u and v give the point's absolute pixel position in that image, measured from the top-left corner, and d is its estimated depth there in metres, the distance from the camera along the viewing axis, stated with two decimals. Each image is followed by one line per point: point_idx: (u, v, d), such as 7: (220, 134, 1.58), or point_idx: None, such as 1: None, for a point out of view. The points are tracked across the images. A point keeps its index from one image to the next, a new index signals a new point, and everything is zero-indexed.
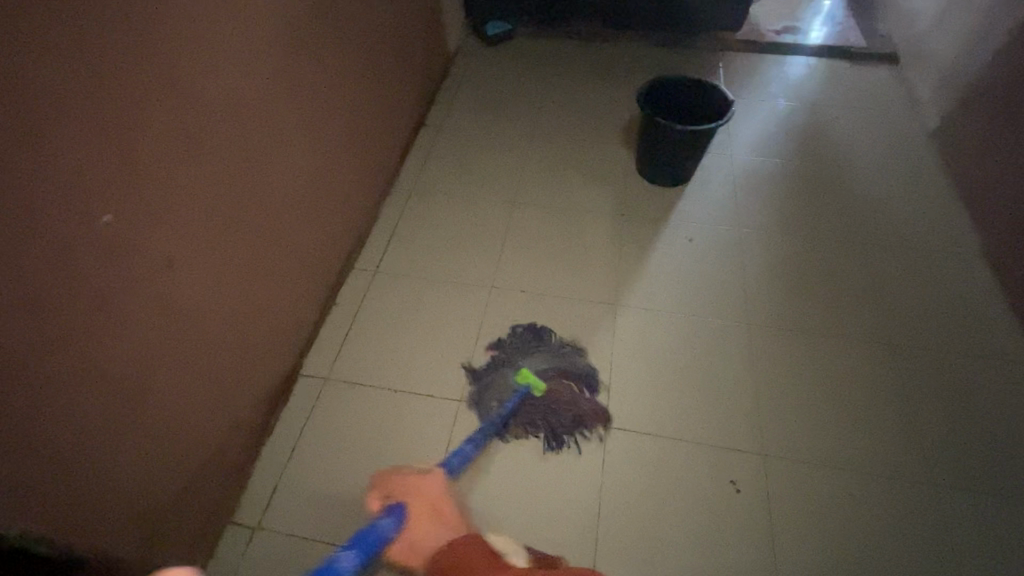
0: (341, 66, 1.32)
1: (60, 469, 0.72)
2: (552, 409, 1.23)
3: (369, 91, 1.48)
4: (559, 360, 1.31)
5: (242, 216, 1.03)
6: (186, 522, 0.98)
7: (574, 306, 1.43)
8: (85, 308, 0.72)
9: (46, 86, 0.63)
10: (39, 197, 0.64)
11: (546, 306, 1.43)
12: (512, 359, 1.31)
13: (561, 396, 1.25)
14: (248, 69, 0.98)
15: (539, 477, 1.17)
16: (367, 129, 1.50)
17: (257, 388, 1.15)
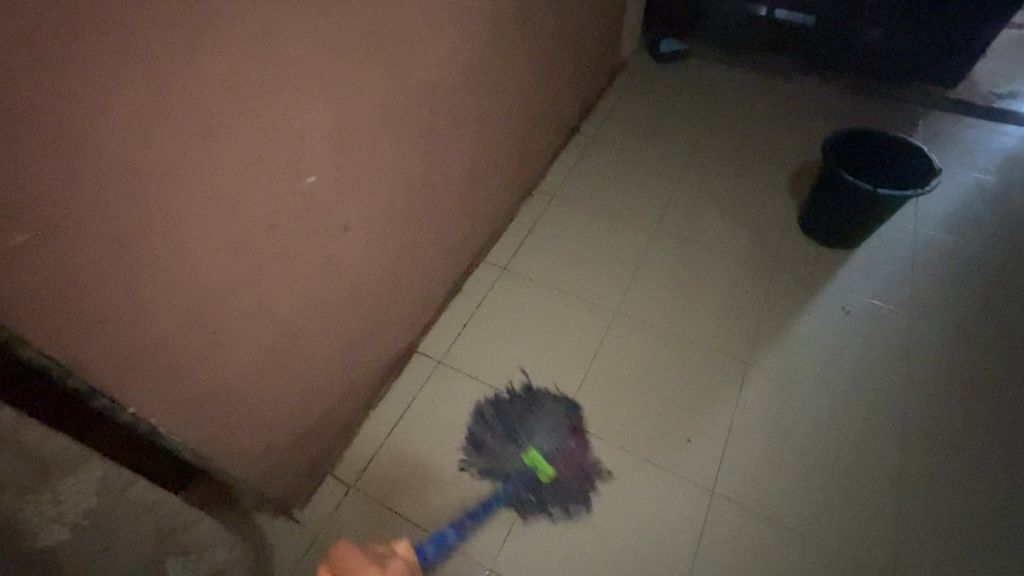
0: (519, 63, 1.34)
1: (220, 388, 0.83)
2: (557, 487, 1.13)
3: (536, 92, 1.49)
4: (565, 437, 1.19)
5: (407, 192, 1.08)
6: (298, 463, 1.06)
7: (698, 351, 1.34)
8: (273, 255, 0.81)
9: (297, 60, 0.72)
10: (266, 152, 0.73)
11: (667, 344, 1.35)
12: (519, 427, 1.19)
13: (567, 474, 1.14)
14: (445, 57, 1.03)
15: (629, 523, 1.11)
16: (526, 128, 1.51)
17: (380, 354, 1.21)
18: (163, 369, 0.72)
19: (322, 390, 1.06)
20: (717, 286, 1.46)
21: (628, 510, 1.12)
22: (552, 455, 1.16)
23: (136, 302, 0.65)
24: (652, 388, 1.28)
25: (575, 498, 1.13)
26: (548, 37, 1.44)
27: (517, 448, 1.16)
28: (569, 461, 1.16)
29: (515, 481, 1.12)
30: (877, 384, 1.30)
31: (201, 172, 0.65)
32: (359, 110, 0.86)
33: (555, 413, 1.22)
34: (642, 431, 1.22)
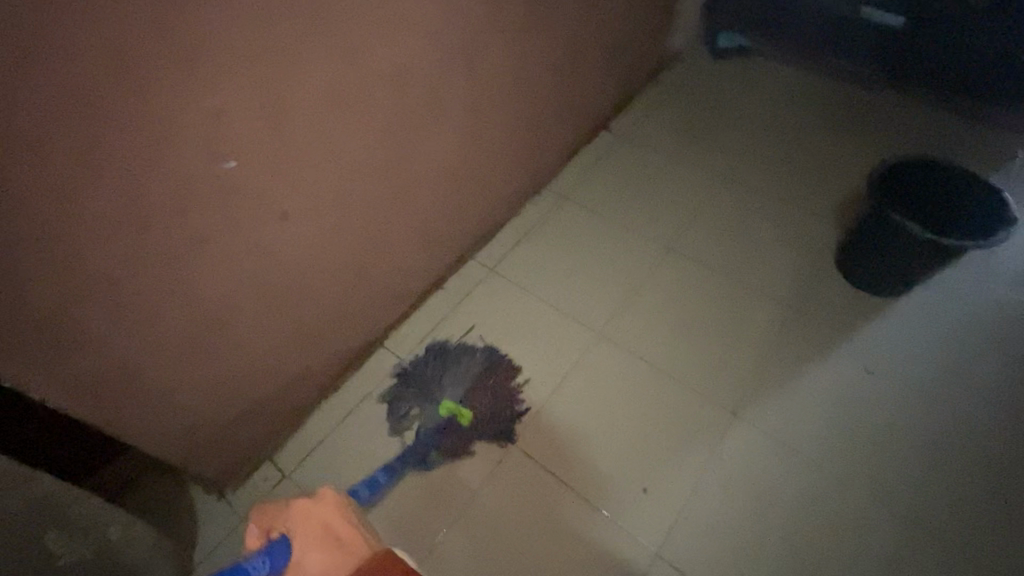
0: (524, 49, 1.21)
1: (127, 369, 0.80)
2: (478, 433, 1.14)
3: (548, 83, 1.36)
4: (479, 376, 1.20)
5: (367, 183, 1.00)
6: (232, 446, 1.05)
7: (682, 393, 1.20)
8: (187, 240, 0.76)
9: (214, 36, 0.66)
10: (171, 130, 0.67)
11: (649, 380, 1.22)
12: (432, 383, 1.19)
13: (482, 412, 1.15)
14: (422, 40, 0.95)
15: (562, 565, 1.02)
16: (535, 121, 1.39)
17: (337, 345, 1.17)
18: (48, 347, 0.69)
19: (261, 379, 1.03)
20: (722, 322, 1.30)
21: (563, 553, 1.03)
22: (466, 395, 1.17)
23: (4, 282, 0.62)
24: (620, 426, 1.16)
25: (499, 424, 1.15)
26: (566, 23, 1.30)
27: (432, 404, 1.17)
28: (483, 396, 1.17)
29: (432, 431, 1.13)
30: (886, 466, 1.11)
31: (77, 155, 0.60)
32: (300, 93, 0.79)
33: (471, 363, 1.22)
34: (598, 470, 1.11)
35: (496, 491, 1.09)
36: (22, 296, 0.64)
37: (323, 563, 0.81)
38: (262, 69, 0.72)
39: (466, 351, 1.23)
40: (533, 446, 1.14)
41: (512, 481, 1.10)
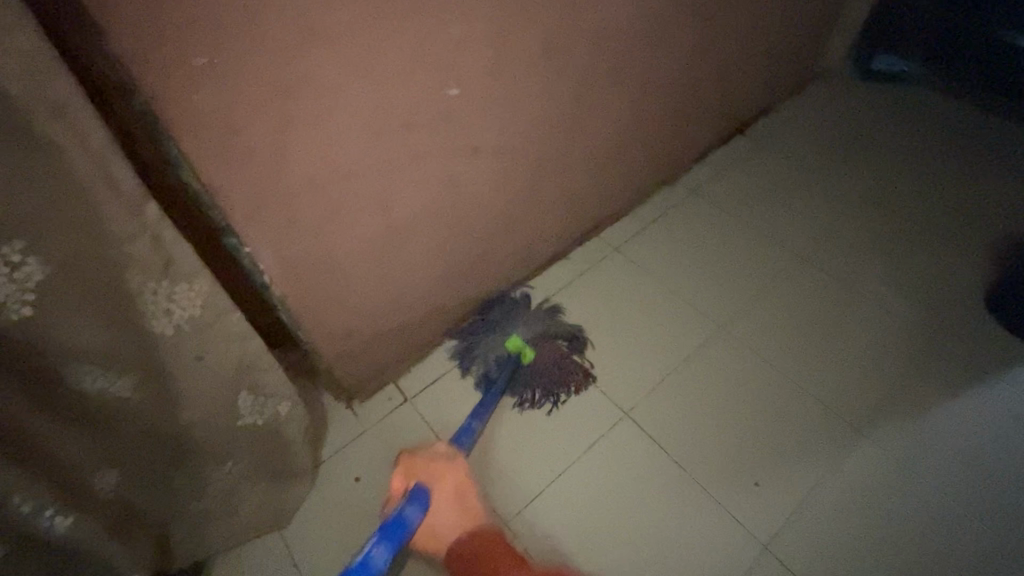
0: (702, 33, 1.21)
1: (323, 267, 0.87)
2: (543, 373, 1.15)
3: (710, 74, 1.36)
4: (546, 326, 1.19)
5: (541, 137, 1.04)
6: (368, 364, 1.12)
7: (800, 407, 1.17)
8: (401, 157, 0.83)
9: None
10: (421, 52, 0.74)
11: (767, 387, 1.20)
12: (499, 323, 1.19)
13: (550, 355, 1.16)
14: (623, 10, 0.99)
15: (663, 536, 1.04)
16: (687, 109, 1.39)
17: (472, 293, 1.22)
18: (280, 229, 0.77)
19: (409, 305, 1.10)
20: (850, 344, 1.26)
21: (666, 525, 1.05)
22: (534, 338, 1.17)
23: (269, 161, 0.70)
24: (733, 424, 1.15)
25: (565, 367, 1.17)
26: (744, 16, 1.29)
27: (498, 339, 1.17)
28: (550, 341, 1.18)
29: (502, 366, 1.14)
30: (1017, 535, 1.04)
31: (352, 57, 0.68)
32: (519, 39, 0.85)
33: (536, 314, 1.21)
34: (708, 455, 1.12)
35: (606, 453, 1.12)
36: (278, 178, 0.72)
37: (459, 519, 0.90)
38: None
39: (528, 301, 1.24)
40: (643, 423, 1.15)
41: (620, 448, 1.12)
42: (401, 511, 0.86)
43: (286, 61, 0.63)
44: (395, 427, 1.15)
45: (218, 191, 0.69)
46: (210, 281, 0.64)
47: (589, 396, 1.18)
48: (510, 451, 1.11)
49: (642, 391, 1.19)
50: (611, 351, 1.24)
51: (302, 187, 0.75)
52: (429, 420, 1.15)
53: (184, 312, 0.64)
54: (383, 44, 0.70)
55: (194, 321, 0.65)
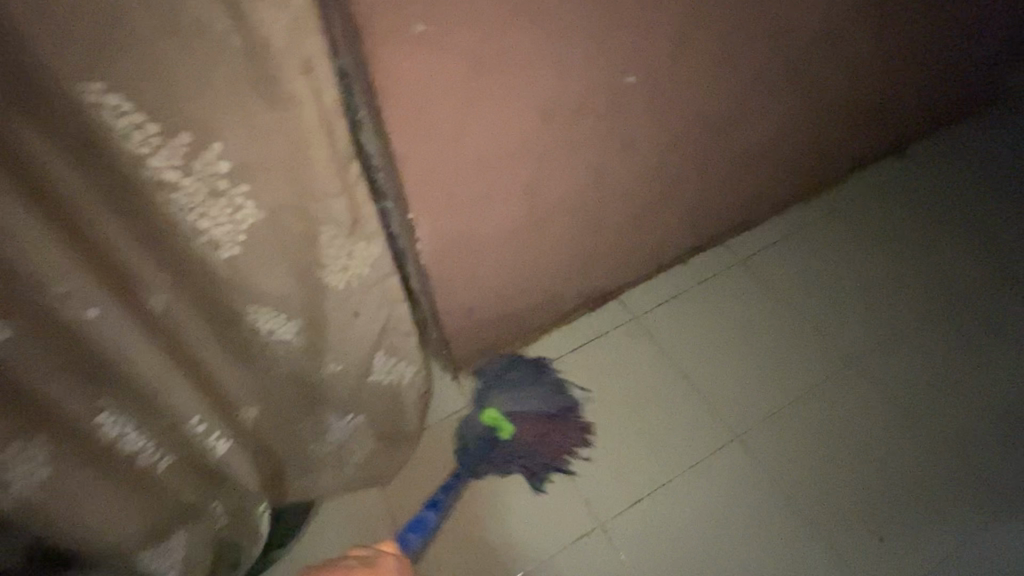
0: (899, 29, 1.06)
1: (466, 242, 0.88)
2: (524, 450, 1.05)
3: (902, 74, 1.17)
4: (538, 400, 1.10)
5: (700, 129, 0.97)
6: (479, 342, 1.12)
7: (936, 468, 1.06)
8: (564, 142, 0.82)
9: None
10: (609, 36, 0.72)
11: (902, 439, 1.08)
12: (483, 393, 1.11)
13: (534, 432, 1.07)
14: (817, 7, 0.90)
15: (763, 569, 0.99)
16: (866, 112, 1.21)
17: (590, 285, 1.19)
18: (440, 202, 0.78)
19: (531, 289, 1.09)
20: (1010, 408, 1.10)
21: (768, 559, 0.99)
22: (516, 414, 1.08)
23: (449, 135, 0.70)
24: (856, 472, 1.06)
25: (550, 446, 1.07)
26: (954, 23, 1.12)
27: (475, 410, 1.09)
28: (539, 418, 1.08)
29: (476, 446, 1.05)
30: None
31: (547, 37, 0.67)
32: (703, 31, 0.81)
33: (534, 389, 1.11)
34: (823, 497, 1.04)
35: (712, 474, 1.07)
36: (451, 152, 0.72)
37: None
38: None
39: (534, 372, 1.15)
40: (756, 454, 1.08)
41: (726, 470, 1.07)
42: None
43: (489, 38, 0.63)
44: None
45: (398, 157, 0.70)
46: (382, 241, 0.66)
47: (699, 412, 1.13)
48: (612, 452, 1.10)
49: (757, 416, 1.12)
50: (730, 371, 1.17)
51: (470, 161, 0.75)
52: None
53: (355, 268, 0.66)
54: (578, 25, 0.68)
55: (360, 277, 0.68)
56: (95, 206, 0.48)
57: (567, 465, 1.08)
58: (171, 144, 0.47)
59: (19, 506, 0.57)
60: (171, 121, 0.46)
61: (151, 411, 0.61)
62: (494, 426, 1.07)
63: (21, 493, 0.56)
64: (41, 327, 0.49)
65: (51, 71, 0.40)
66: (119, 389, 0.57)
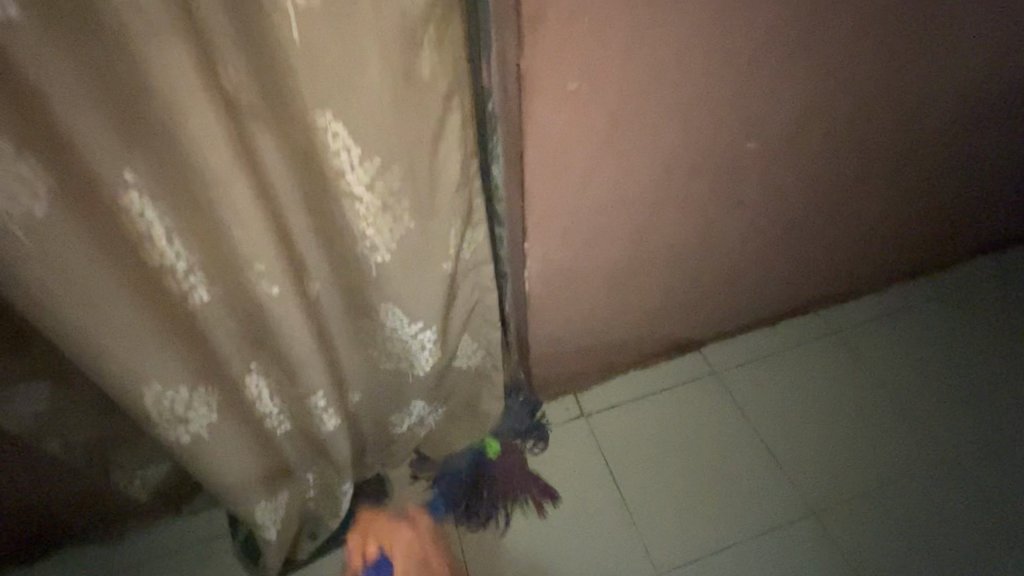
0: (1006, 117, 1.07)
1: (566, 273, 0.94)
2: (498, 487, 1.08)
3: (999, 166, 1.18)
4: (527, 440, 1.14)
5: (804, 191, 1.01)
6: (560, 371, 1.16)
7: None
8: (676, 192, 0.89)
9: (818, 40, 0.78)
10: (739, 103, 0.81)
11: (986, 547, 1.01)
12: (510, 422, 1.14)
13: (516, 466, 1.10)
14: (937, 88, 0.96)
15: None
16: (960, 199, 1.21)
17: (675, 332, 1.21)
18: (553, 233, 0.85)
19: (617, 328, 1.12)
20: None
21: None
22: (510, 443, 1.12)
23: (577, 175, 0.78)
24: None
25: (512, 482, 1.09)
26: None
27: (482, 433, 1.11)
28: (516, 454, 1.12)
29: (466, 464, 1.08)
30: None
31: (684, 101, 0.76)
32: (825, 102, 0.88)
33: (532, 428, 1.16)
34: None
35: (781, 549, 1.03)
36: (574, 190, 0.80)
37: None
38: (811, 40, 0.78)
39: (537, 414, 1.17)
40: (832, 537, 1.04)
41: (795, 547, 1.03)
42: None
43: (635, 96, 0.72)
44: (567, 435, 1.17)
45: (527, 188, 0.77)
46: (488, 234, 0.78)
47: (770, 481, 1.10)
48: (678, 504, 1.08)
49: (834, 495, 1.08)
50: (804, 443, 1.14)
51: (587, 199, 0.82)
52: (601, 445, 1.15)
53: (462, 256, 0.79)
54: (712, 93, 0.77)
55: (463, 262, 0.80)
56: (293, 202, 0.58)
57: (630, 507, 1.08)
58: (366, 165, 0.58)
59: (191, 445, 0.64)
60: (370, 147, 0.57)
61: (289, 382, 0.72)
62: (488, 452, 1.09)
63: (196, 433, 0.64)
64: (235, 295, 0.59)
65: (299, 91, 0.51)
66: (273, 355, 0.68)
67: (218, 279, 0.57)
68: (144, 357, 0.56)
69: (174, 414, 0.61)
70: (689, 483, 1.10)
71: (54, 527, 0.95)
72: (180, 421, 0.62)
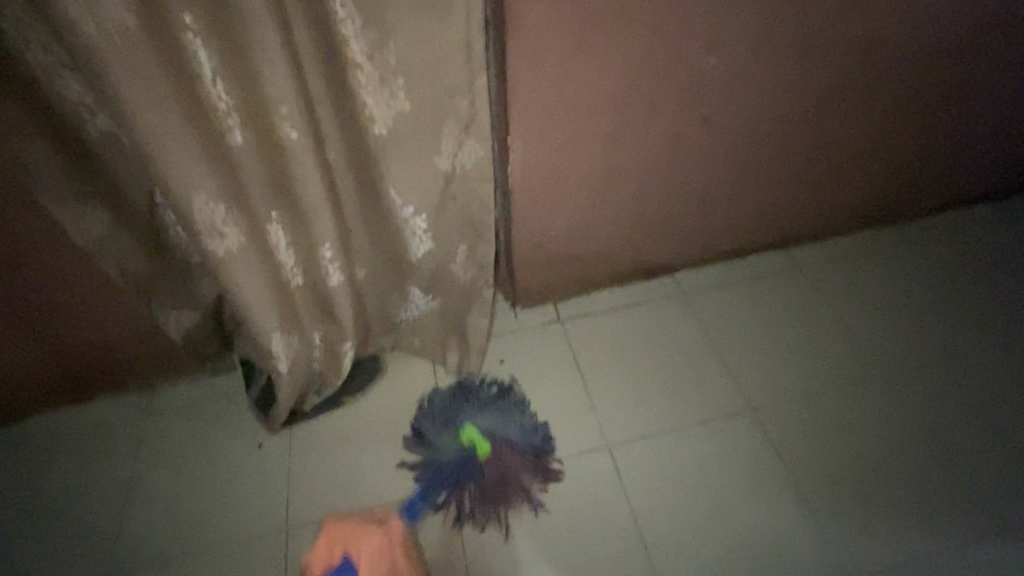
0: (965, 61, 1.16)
1: (547, 176, 1.07)
2: (490, 483, 1.05)
3: (963, 113, 1.26)
4: (516, 441, 1.09)
5: (765, 118, 1.13)
6: (543, 279, 1.30)
7: (942, 480, 1.07)
8: (645, 105, 1.02)
9: None
10: (698, 21, 0.93)
11: (919, 453, 1.10)
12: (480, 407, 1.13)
13: (506, 465, 1.06)
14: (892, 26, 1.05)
15: (742, 517, 1.04)
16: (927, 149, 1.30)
17: (651, 252, 1.33)
18: (533, 132, 0.99)
19: (595, 242, 1.25)
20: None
21: (751, 512, 1.04)
22: (493, 437, 1.09)
23: (554, 76, 0.92)
24: (860, 469, 1.08)
25: (509, 490, 1.05)
26: None
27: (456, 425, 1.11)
28: (513, 465, 1.06)
29: (446, 454, 1.07)
30: None
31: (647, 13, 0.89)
32: (781, 30, 0.99)
33: (516, 420, 1.13)
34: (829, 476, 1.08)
35: (720, 432, 1.14)
36: (550, 91, 0.93)
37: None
38: None
39: (508, 391, 1.18)
40: (770, 430, 1.14)
41: (731, 434, 1.13)
42: None
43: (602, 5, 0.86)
44: (543, 336, 1.30)
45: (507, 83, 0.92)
46: (486, 135, 0.86)
47: (719, 379, 1.21)
48: (633, 393, 1.20)
49: (780, 397, 1.18)
50: (756, 351, 1.25)
51: (565, 100, 0.95)
52: (572, 343, 1.28)
53: (462, 158, 0.89)
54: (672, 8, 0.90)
55: (463, 166, 0.90)
56: (317, 68, 0.73)
57: (589, 393, 1.20)
58: (365, 35, 0.72)
59: (224, 257, 0.80)
60: (371, 20, 0.70)
61: (302, 231, 0.87)
62: (472, 443, 1.07)
63: (228, 248, 0.80)
64: (265, 138, 0.75)
65: None
66: (290, 203, 0.82)
67: (252, 122, 0.73)
68: (194, 171, 0.72)
69: (213, 226, 0.77)
70: (646, 377, 1.22)
71: (110, 370, 1.13)
72: (217, 234, 0.78)
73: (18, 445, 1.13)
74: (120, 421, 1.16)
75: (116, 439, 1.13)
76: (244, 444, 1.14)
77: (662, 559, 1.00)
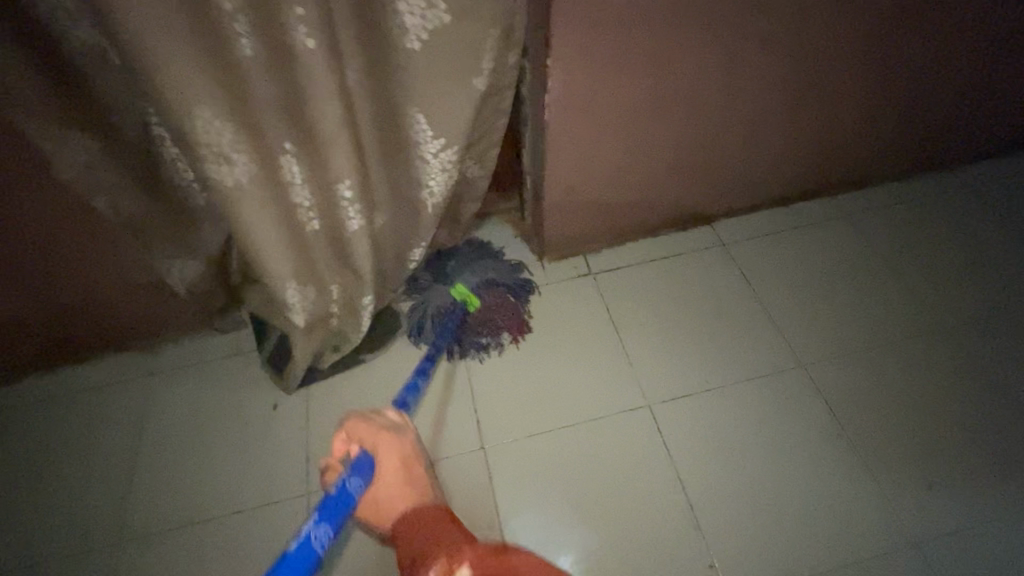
0: None
1: (585, 109, 0.97)
2: (483, 323, 1.10)
3: None
4: (497, 280, 1.12)
5: (830, 44, 1.01)
6: (573, 230, 1.20)
7: (1006, 439, 1.00)
8: (698, 25, 0.91)
9: None
10: None
11: (977, 407, 1.02)
12: (464, 265, 1.12)
13: (493, 303, 1.10)
14: None
15: (788, 474, 0.97)
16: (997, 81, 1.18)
17: (690, 200, 1.22)
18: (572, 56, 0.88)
19: (632, 188, 1.14)
20: None
21: (798, 468, 0.98)
22: (479, 286, 1.11)
23: None
24: (914, 426, 1.01)
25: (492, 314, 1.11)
26: None
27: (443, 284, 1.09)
28: (497, 299, 1.11)
29: (441, 313, 1.07)
30: None
31: None
32: None
33: (500, 271, 1.14)
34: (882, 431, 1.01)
35: (766, 389, 1.06)
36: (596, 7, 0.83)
37: (397, 493, 0.81)
38: None
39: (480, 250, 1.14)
40: (821, 388, 1.06)
41: (777, 392, 1.06)
42: (343, 480, 0.80)
43: None
44: (573, 292, 1.21)
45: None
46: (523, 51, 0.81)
47: (763, 335, 1.13)
48: (672, 350, 1.12)
49: (829, 353, 1.10)
50: (802, 305, 1.17)
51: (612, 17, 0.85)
52: (605, 298, 1.20)
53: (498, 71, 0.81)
54: None
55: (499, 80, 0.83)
56: None
57: (626, 350, 1.12)
58: None
59: (234, 190, 0.71)
60: None
61: (319, 167, 0.77)
62: (461, 296, 1.08)
63: (239, 179, 0.71)
64: (277, 51, 0.64)
65: None
66: (306, 132, 0.72)
67: (263, 30, 0.62)
68: (197, 83, 0.62)
69: (221, 152, 0.68)
70: (684, 333, 1.14)
71: (107, 325, 1.05)
72: (225, 161, 0.69)
73: (16, 406, 1.06)
74: (123, 382, 1.08)
75: (119, 399, 1.06)
76: (257, 403, 1.06)
77: (709, 519, 0.94)
